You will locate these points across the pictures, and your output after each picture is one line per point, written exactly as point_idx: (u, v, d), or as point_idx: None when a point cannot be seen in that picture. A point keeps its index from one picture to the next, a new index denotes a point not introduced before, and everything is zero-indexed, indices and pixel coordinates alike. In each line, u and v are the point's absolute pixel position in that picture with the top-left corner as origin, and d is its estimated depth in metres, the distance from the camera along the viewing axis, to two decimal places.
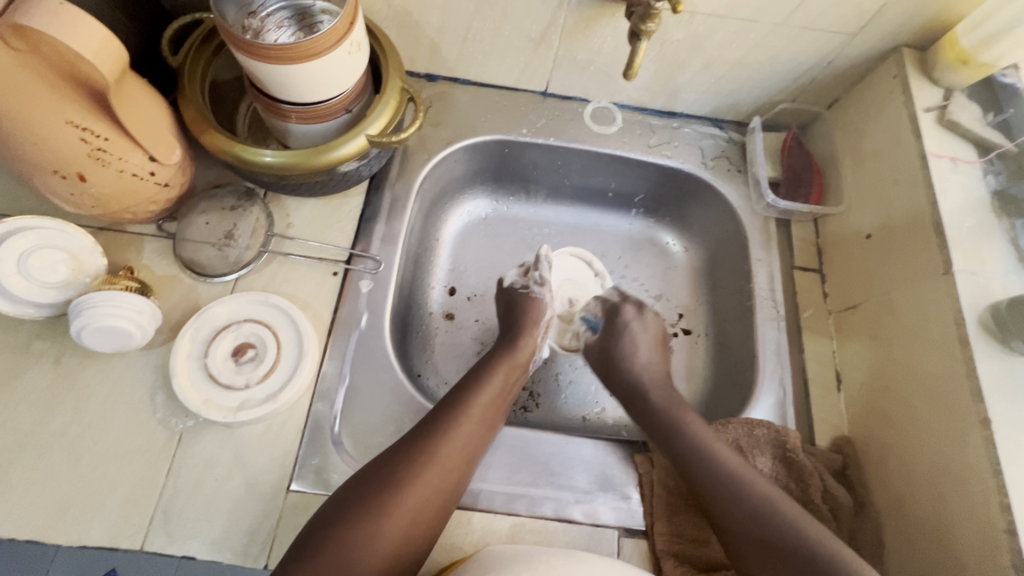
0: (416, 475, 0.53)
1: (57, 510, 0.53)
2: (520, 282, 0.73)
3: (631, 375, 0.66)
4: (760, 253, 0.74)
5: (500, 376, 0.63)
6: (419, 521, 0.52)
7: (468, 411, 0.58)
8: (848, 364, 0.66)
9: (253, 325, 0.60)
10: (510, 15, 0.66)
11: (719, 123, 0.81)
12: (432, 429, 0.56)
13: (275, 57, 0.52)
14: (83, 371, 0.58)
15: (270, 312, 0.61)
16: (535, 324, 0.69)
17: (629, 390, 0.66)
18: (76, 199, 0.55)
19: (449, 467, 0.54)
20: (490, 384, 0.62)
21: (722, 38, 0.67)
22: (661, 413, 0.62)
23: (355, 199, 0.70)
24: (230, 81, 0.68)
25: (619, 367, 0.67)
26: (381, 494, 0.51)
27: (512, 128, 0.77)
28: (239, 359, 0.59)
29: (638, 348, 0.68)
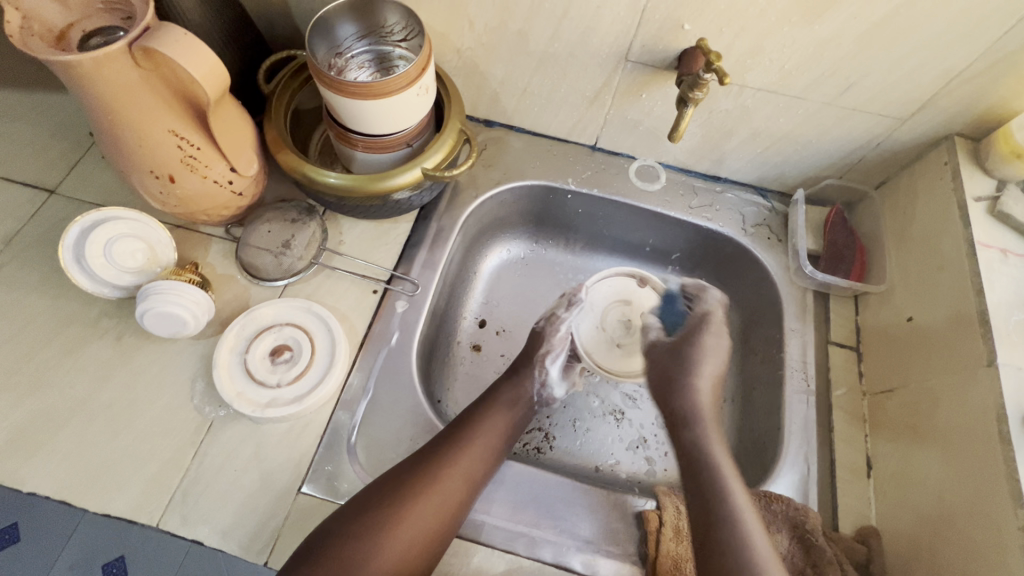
0: (419, 493, 0.54)
1: (89, 477, 0.57)
2: (542, 320, 0.74)
3: (688, 400, 0.67)
4: (795, 324, 0.73)
5: (507, 405, 0.65)
6: (417, 543, 0.53)
7: (475, 435, 0.60)
8: (882, 450, 0.63)
9: (296, 329, 0.64)
10: (568, 75, 0.71)
11: (762, 192, 0.82)
12: (440, 450, 0.58)
13: (351, 92, 0.59)
14: (138, 352, 0.63)
15: (308, 319, 0.65)
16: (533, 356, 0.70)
17: (686, 411, 0.66)
18: (163, 198, 0.62)
19: (453, 488, 0.56)
20: (496, 413, 0.64)
21: (770, 111, 0.69)
22: (705, 456, 0.61)
23: (404, 226, 0.75)
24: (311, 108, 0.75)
25: (678, 388, 0.68)
26: (387, 514, 0.53)
27: (559, 177, 0.81)
28: (274, 356, 0.63)
29: (707, 360, 0.70)
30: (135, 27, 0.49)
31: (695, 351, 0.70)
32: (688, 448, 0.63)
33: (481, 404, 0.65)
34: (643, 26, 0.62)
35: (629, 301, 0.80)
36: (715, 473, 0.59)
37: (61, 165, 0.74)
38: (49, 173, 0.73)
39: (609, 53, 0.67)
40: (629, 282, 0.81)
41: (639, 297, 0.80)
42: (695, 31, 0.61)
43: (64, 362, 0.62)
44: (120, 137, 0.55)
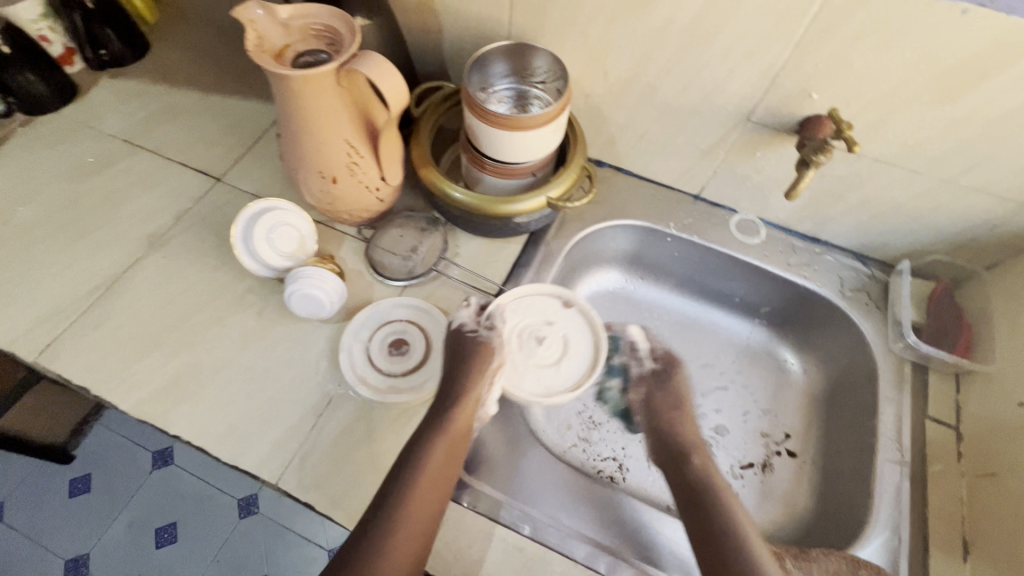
0: (402, 513, 0.58)
1: (225, 430, 0.64)
2: (470, 324, 0.71)
3: (679, 441, 0.74)
4: (890, 393, 0.72)
5: (455, 410, 0.66)
6: (413, 555, 0.57)
7: (434, 443, 0.63)
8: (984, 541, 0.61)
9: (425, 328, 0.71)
10: (687, 127, 0.77)
11: (862, 258, 0.83)
12: (409, 464, 0.61)
13: (496, 122, 0.67)
14: (275, 326, 0.71)
15: (436, 320, 0.72)
16: (481, 367, 0.69)
17: (680, 447, 0.74)
18: (321, 196, 0.71)
19: (430, 489, 0.60)
20: (444, 418, 0.65)
21: (885, 182, 0.71)
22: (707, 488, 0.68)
23: (514, 246, 0.81)
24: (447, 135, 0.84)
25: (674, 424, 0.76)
26: (382, 538, 0.57)
27: (661, 220, 0.85)
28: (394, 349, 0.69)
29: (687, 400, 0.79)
30: (343, 52, 0.58)
31: (674, 390, 0.79)
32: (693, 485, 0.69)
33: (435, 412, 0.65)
34: (771, 91, 0.67)
35: (550, 322, 0.74)
36: (709, 480, 0.69)
37: (229, 157, 0.85)
38: (218, 163, 0.85)
39: (732, 111, 0.72)
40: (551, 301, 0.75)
41: (562, 319, 0.75)
42: (822, 101, 0.65)
43: (214, 326, 0.70)
44: (304, 140, 0.64)
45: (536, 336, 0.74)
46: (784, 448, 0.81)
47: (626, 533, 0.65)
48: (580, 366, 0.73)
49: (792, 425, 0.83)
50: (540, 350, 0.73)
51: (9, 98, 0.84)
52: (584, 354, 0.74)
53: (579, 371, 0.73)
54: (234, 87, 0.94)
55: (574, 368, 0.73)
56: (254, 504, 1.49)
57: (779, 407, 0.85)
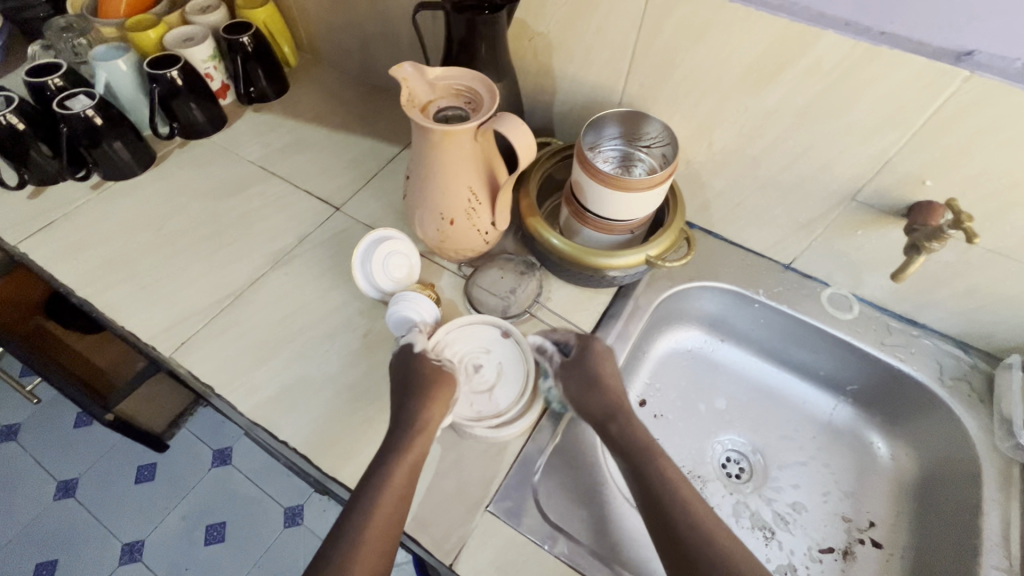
0: (369, 513, 0.56)
1: (327, 442, 0.68)
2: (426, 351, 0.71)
3: (607, 400, 0.68)
4: (995, 494, 0.68)
5: (433, 411, 0.64)
6: (383, 553, 0.56)
7: (408, 447, 0.62)
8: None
9: (460, 351, 0.74)
10: (787, 200, 0.79)
11: (963, 346, 0.81)
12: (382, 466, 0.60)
13: (606, 182, 0.72)
14: (378, 348, 0.76)
15: (472, 346, 0.75)
16: (440, 396, 0.66)
17: (609, 405, 0.68)
18: (435, 234, 0.77)
19: (391, 499, 0.58)
20: (422, 423, 0.63)
21: (997, 273, 0.70)
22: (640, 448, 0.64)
23: (603, 297, 0.84)
24: (548, 189, 0.89)
25: (598, 386, 0.69)
26: (353, 538, 0.55)
27: (750, 286, 0.86)
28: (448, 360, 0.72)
29: (609, 361, 0.72)
30: (482, 113, 0.65)
31: (595, 354, 0.72)
32: (633, 449, 0.65)
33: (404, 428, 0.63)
34: (881, 174, 0.68)
35: (487, 350, 0.74)
36: (634, 442, 0.65)
37: (348, 189, 0.94)
38: (338, 194, 0.94)
39: (837, 190, 0.73)
40: (492, 331, 0.76)
41: (500, 349, 0.74)
42: (936, 188, 0.66)
43: (324, 342, 0.76)
44: (432, 185, 0.71)
45: (474, 367, 0.73)
46: (867, 537, 0.78)
47: (615, 552, 0.64)
48: (510, 391, 0.71)
49: (878, 513, 0.79)
50: (475, 379, 0.72)
51: (172, 123, 0.97)
52: (515, 384, 0.72)
53: (510, 398, 0.71)
54: (358, 127, 1.04)
55: (506, 395, 0.71)
56: (299, 515, 1.53)
57: (864, 492, 0.81)
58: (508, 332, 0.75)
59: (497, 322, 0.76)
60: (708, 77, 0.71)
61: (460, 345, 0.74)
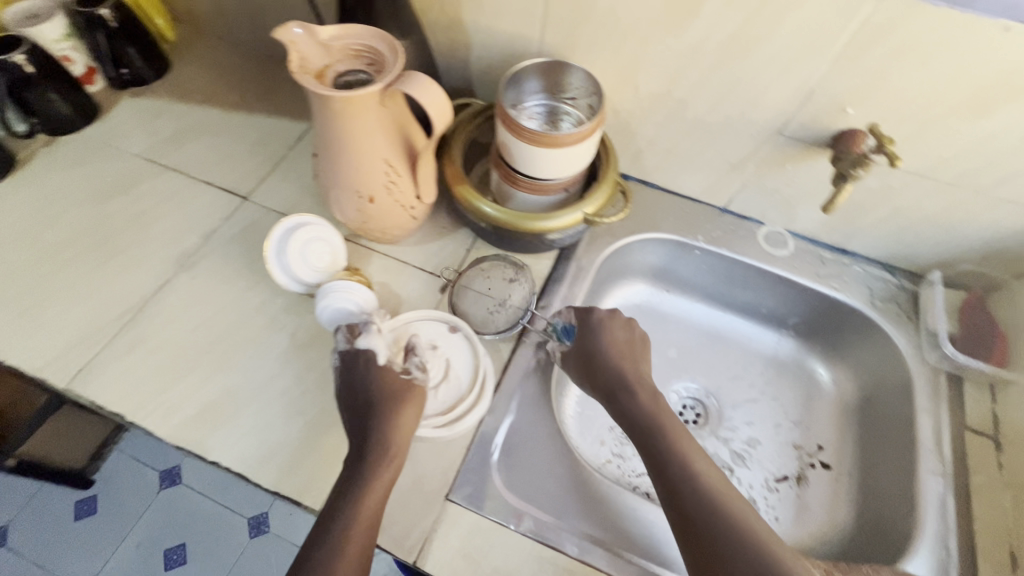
0: (344, 526, 0.54)
1: (264, 455, 0.62)
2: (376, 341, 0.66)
3: (619, 372, 0.68)
4: (927, 403, 0.72)
5: (407, 414, 0.62)
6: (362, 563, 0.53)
7: (385, 458, 0.59)
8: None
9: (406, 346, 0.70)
10: (717, 141, 0.77)
11: (890, 268, 0.84)
12: (355, 479, 0.57)
13: (534, 140, 0.67)
14: (310, 346, 0.70)
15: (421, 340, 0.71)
16: (402, 401, 0.63)
17: (613, 378, 0.67)
18: (355, 215, 0.71)
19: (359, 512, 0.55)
20: (399, 429, 0.61)
21: (917, 194, 0.72)
22: (647, 414, 0.64)
23: (545, 262, 0.81)
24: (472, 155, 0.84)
25: (592, 357, 0.69)
26: (326, 550, 0.52)
27: (689, 233, 0.86)
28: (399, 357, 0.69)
29: (615, 330, 0.71)
30: (387, 73, 0.58)
31: (591, 329, 0.71)
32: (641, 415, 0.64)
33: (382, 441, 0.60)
34: (805, 106, 0.68)
35: (434, 346, 0.71)
36: (649, 415, 0.64)
37: (255, 176, 0.85)
38: (244, 182, 0.84)
39: (765, 126, 0.72)
40: (439, 327, 0.72)
41: (448, 345, 0.71)
42: (857, 115, 0.66)
43: (248, 348, 0.69)
44: (342, 161, 0.64)
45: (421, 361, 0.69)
46: (818, 461, 0.81)
47: (584, 515, 0.63)
48: (456, 385, 0.69)
49: (825, 437, 0.83)
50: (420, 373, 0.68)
51: (31, 118, 0.83)
52: (462, 378, 0.69)
53: (457, 393, 0.68)
54: (259, 104, 0.94)
55: (451, 390, 0.68)
56: (264, 523, 1.46)
57: (811, 419, 0.85)
58: (456, 328, 0.72)
59: (445, 318, 0.73)
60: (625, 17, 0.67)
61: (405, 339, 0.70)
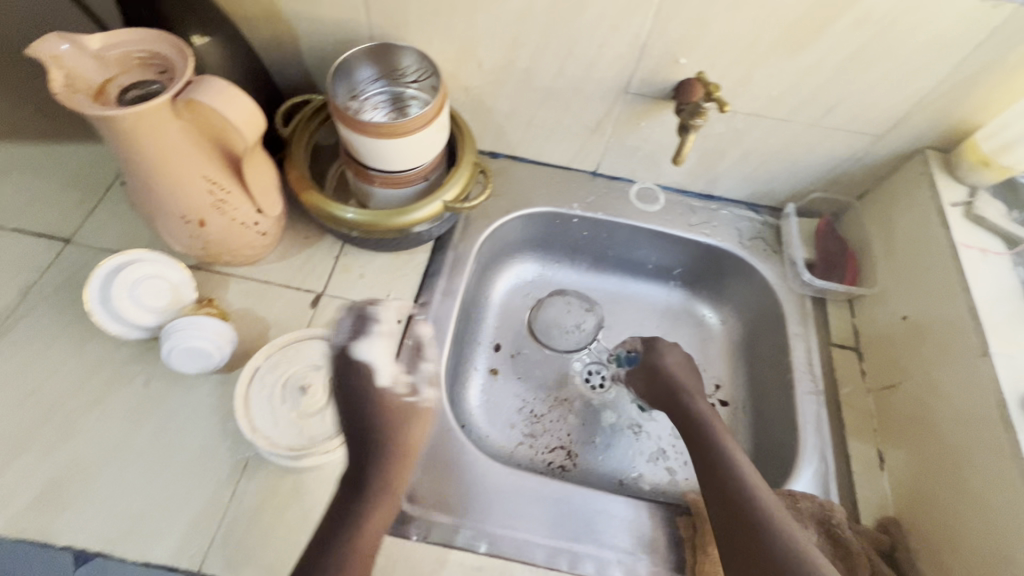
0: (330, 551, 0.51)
1: (127, 525, 0.56)
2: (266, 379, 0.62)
3: (676, 387, 0.74)
4: (797, 328, 0.77)
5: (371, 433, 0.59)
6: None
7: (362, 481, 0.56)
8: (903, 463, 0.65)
9: (285, 375, 0.62)
10: (571, 107, 0.76)
11: (754, 207, 0.88)
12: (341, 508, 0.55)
13: (374, 132, 0.63)
14: (167, 393, 0.63)
15: (301, 366, 0.63)
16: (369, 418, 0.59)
17: (670, 393, 0.74)
18: (191, 242, 0.64)
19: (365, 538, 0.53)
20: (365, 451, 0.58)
21: (760, 133, 0.75)
22: (697, 420, 0.68)
23: (421, 257, 0.77)
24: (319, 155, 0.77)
25: (659, 376, 0.76)
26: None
27: (564, 203, 0.85)
28: (288, 389, 0.62)
29: (669, 352, 0.78)
30: (176, 82, 0.51)
31: (657, 351, 0.78)
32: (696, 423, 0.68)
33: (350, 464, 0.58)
34: (641, 61, 0.68)
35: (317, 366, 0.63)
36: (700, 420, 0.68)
37: (77, 213, 0.74)
38: (63, 223, 0.73)
39: (610, 86, 0.72)
40: (320, 345, 0.65)
41: (332, 363, 0.64)
42: (690, 64, 0.66)
43: (93, 410, 0.61)
44: (153, 185, 0.57)
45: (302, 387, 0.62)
46: (717, 399, 0.84)
47: (485, 512, 0.61)
48: (341, 406, 0.62)
49: (720, 375, 0.86)
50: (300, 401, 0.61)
51: None
52: (348, 397, 0.62)
53: (345, 414, 0.61)
54: None
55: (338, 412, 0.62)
56: None
57: (706, 361, 0.88)
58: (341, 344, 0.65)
59: (328, 334, 0.65)
60: None
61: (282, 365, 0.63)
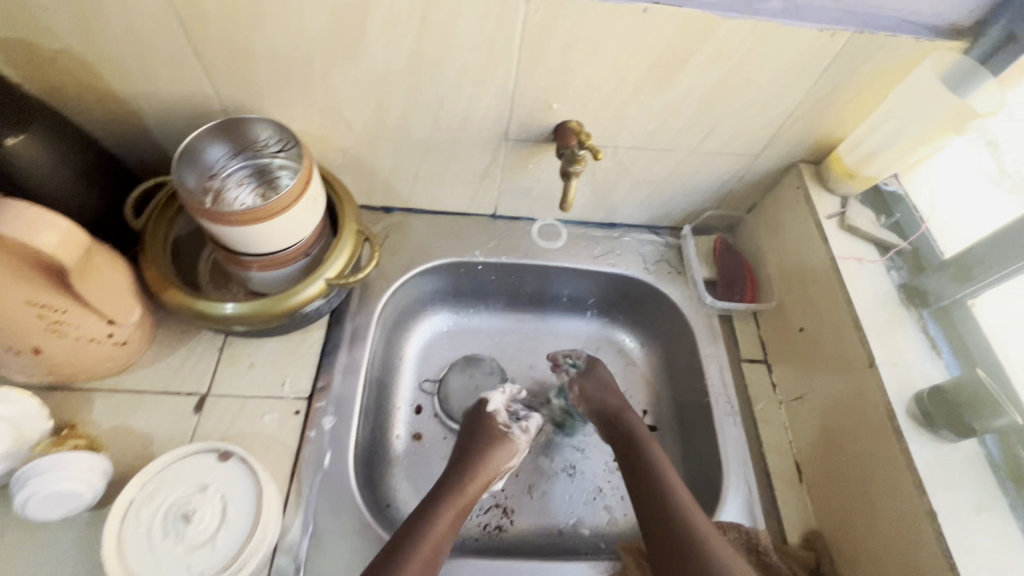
0: None
1: None
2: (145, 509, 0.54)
3: (614, 403, 0.76)
4: (709, 349, 0.78)
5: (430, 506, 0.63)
6: None
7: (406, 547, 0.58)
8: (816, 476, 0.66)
9: (162, 504, 0.55)
10: (454, 157, 0.73)
11: (656, 230, 0.88)
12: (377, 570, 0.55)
13: (237, 220, 0.58)
14: (25, 547, 0.55)
15: (182, 489, 0.56)
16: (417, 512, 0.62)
17: (614, 407, 0.75)
18: (30, 369, 0.56)
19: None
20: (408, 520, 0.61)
21: (645, 164, 0.75)
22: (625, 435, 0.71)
23: (316, 334, 0.72)
24: (184, 243, 0.70)
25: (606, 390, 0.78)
26: None
27: (466, 251, 0.82)
28: (167, 521, 0.54)
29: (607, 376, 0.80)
30: None
31: (599, 376, 0.80)
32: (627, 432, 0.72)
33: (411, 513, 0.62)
34: (514, 110, 0.66)
35: (203, 486, 0.56)
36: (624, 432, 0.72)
37: None
38: None
39: (489, 134, 0.69)
40: (206, 461, 0.58)
41: (220, 479, 0.57)
42: (563, 109, 0.65)
43: None
44: None
45: (186, 515, 0.54)
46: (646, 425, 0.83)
47: None
48: (236, 527, 0.55)
49: (645, 399, 0.86)
50: (185, 532, 0.53)
51: None
52: (243, 515, 0.56)
53: (240, 535, 0.54)
54: None
55: (233, 537, 0.54)
56: None
57: (631, 387, 0.87)
58: (232, 456, 0.59)
59: (216, 447, 0.59)
60: (294, 55, 0.59)
61: (161, 495, 0.55)
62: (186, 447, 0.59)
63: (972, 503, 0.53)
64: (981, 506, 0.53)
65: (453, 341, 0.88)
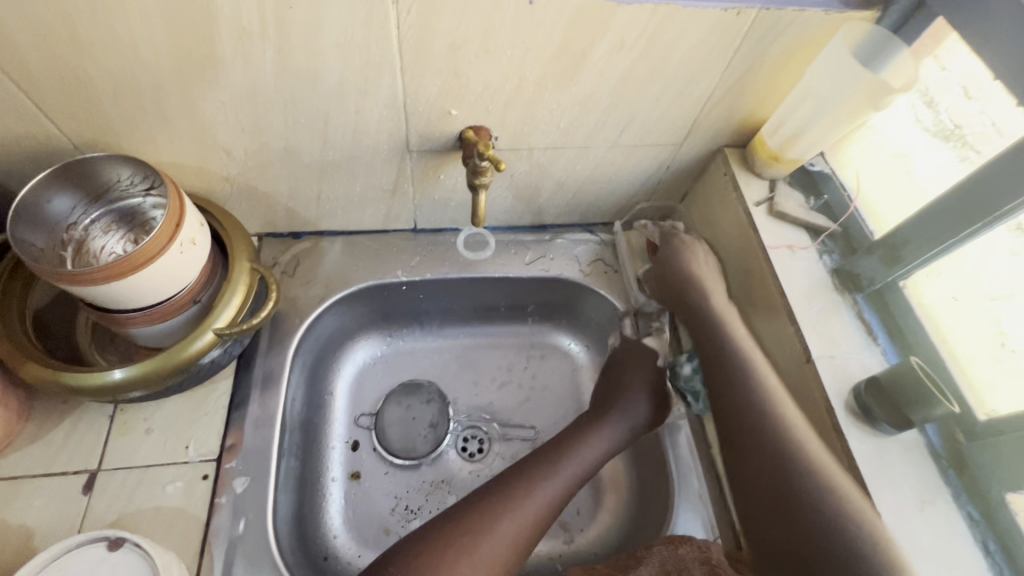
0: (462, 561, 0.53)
1: None
2: None
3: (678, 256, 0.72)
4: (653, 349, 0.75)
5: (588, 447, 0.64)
6: None
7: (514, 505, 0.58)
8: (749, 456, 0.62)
9: None
10: (356, 175, 0.67)
11: (589, 228, 0.84)
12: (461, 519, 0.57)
13: (102, 278, 0.50)
14: None
15: None
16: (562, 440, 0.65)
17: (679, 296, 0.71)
18: None
19: (532, 517, 0.58)
20: (576, 461, 0.63)
21: (565, 163, 0.70)
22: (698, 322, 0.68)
23: (222, 385, 0.65)
24: (53, 304, 0.61)
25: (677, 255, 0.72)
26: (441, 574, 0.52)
27: (387, 273, 0.76)
28: None
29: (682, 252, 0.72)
30: None
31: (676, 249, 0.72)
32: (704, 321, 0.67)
33: (524, 470, 0.61)
34: (409, 120, 0.60)
35: None
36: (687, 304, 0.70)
37: None
38: None
39: (388, 148, 0.63)
40: (94, 554, 0.51)
41: (111, 573, 0.50)
42: (462, 114, 0.60)
43: None
44: None
45: None
46: None
47: None
48: None
49: None
50: None
51: None
52: None
53: None
54: None
55: None
56: None
57: (579, 393, 0.83)
58: (123, 543, 0.52)
59: (104, 536, 0.52)
60: (138, 81, 0.51)
61: None
62: (68, 541, 0.52)
63: (915, 498, 0.52)
64: (925, 498, 0.52)
65: (387, 366, 0.82)
